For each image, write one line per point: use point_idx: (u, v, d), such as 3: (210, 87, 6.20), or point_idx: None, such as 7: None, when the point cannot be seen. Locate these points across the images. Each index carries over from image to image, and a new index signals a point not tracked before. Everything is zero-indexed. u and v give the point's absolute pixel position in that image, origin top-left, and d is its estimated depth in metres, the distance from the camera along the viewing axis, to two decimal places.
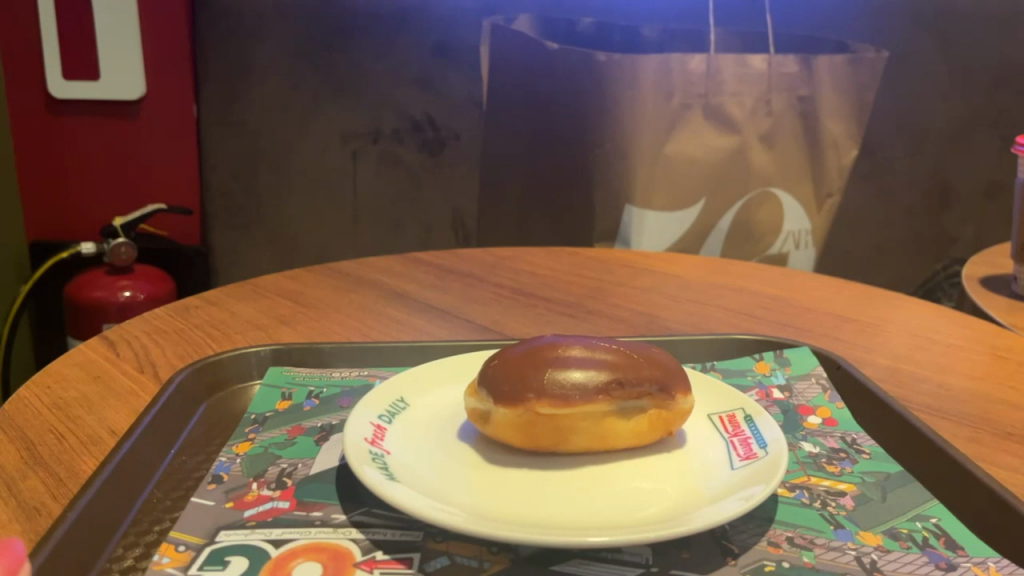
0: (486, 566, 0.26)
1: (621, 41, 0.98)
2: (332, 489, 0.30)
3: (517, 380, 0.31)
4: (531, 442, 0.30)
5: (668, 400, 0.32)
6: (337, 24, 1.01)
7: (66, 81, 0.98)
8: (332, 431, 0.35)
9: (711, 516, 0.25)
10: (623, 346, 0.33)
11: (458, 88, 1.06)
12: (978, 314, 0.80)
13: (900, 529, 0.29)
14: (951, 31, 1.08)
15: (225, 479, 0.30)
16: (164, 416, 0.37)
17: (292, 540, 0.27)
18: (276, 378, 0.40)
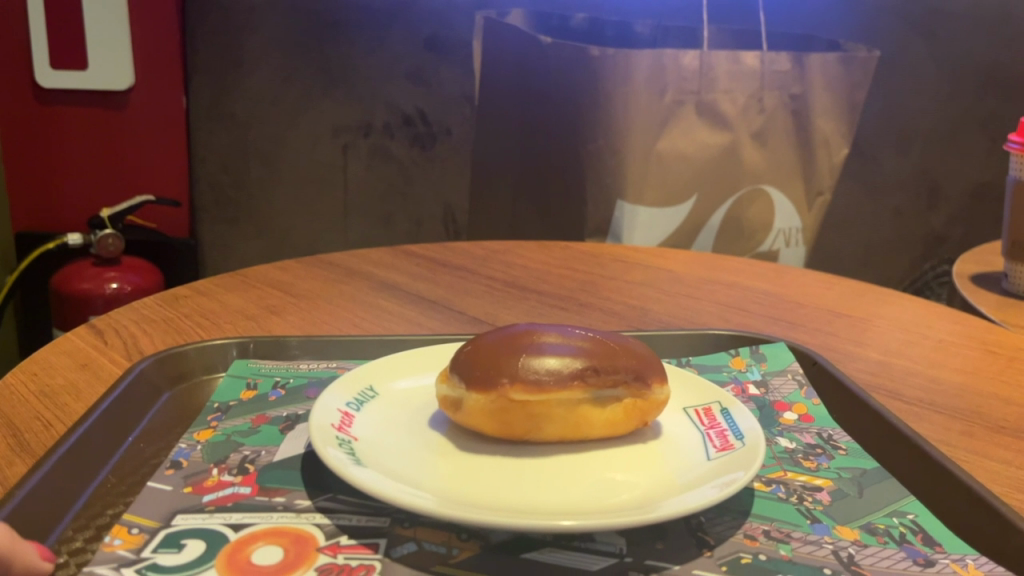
0: (455, 553, 0.26)
1: (613, 36, 0.98)
2: (294, 476, 0.30)
3: (491, 366, 0.31)
4: (503, 428, 0.30)
5: (645, 389, 0.31)
6: (330, 16, 1.01)
7: (55, 71, 0.97)
8: (298, 420, 0.35)
9: (683, 504, 0.25)
10: (600, 334, 0.33)
11: (449, 84, 1.06)
12: (969, 310, 0.80)
13: (878, 524, 0.29)
14: (946, 33, 1.07)
15: (183, 465, 0.30)
16: (123, 402, 0.37)
17: (252, 524, 0.26)
18: (241, 368, 0.39)
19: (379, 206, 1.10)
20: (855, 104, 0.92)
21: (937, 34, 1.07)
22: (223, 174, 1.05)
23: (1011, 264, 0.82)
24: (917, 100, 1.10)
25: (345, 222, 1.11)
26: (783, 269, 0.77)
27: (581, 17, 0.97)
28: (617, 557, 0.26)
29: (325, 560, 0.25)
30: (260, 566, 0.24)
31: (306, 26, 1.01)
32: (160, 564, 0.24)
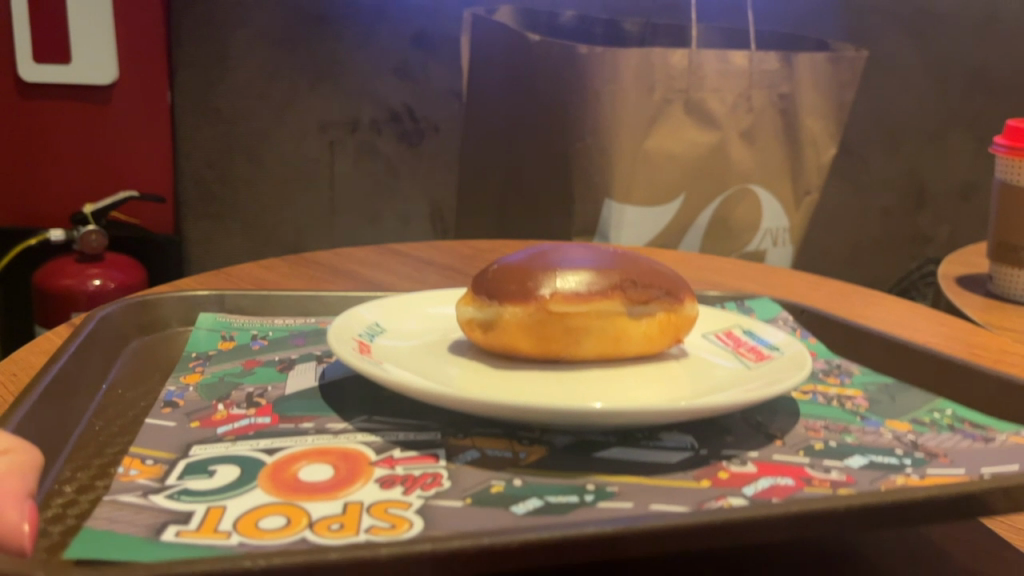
0: (522, 456, 0.27)
1: (602, 34, 0.98)
2: (304, 407, 0.30)
3: (520, 285, 0.33)
4: (543, 344, 0.32)
5: (676, 301, 0.34)
6: (316, 11, 1.00)
7: (36, 65, 0.96)
8: (292, 361, 0.35)
9: (727, 404, 0.27)
10: (621, 255, 0.36)
11: (437, 80, 1.07)
12: (955, 311, 0.80)
13: (923, 417, 0.32)
14: (932, 35, 1.07)
15: (179, 406, 0.30)
16: (93, 342, 0.36)
17: (287, 448, 0.27)
18: (213, 321, 0.38)
19: (365, 204, 1.10)
20: (841, 101, 0.93)
21: (923, 35, 1.07)
22: (208, 169, 1.03)
23: (996, 263, 0.83)
24: (905, 101, 1.10)
25: (329, 221, 1.10)
26: (774, 267, 0.77)
27: (569, 15, 0.97)
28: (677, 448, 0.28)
29: (383, 471, 0.25)
30: (315, 482, 0.25)
31: (291, 21, 1.00)
32: (192, 488, 0.24)
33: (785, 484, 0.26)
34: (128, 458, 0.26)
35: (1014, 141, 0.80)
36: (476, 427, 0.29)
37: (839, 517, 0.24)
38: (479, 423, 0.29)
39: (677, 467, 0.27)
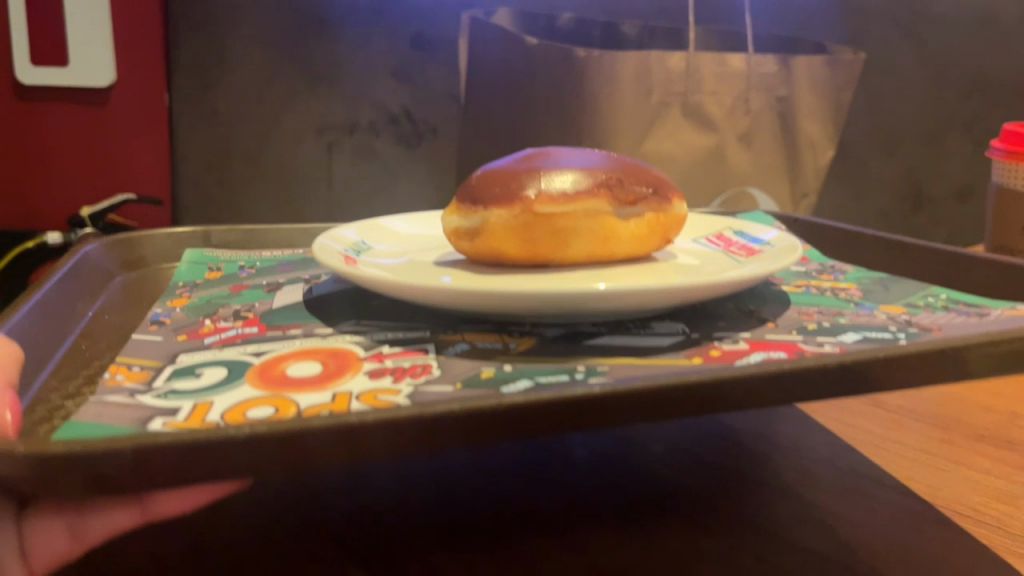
0: (510, 346, 0.31)
1: (600, 37, 0.99)
2: (287, 318, 0.35)
3: (512, 188, 0.38)
4: (531, 242, 0.37)
5: (664, 205, 0.40)
6: (316, 12, 1.00)
7: (33, 68, 0.98)
8: (279, 283, 0.41)
9: (712, 291, 0.32)
10: (611, 158, 0.41)
11: (435, 83, 1.07)
12: None
13: (917, 301, 0.36)
14: (930, 38, 1.08)
15: (167, 321, 0.34)
16: (65, 288, 0.39)
17: (275, 351, 0.30)
18: (198, 257, 0.45)
19: (365, 206, 1.10)
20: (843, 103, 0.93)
21: (921, 37, 1.08)
22: (207, 171, 1.02)
23: None
24: (902, 104, 1.11)
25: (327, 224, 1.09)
26: None
27: (568, 17, 0.97)
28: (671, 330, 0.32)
29: (371, 365, 0.28)
30: (304, 378, 0.27)
31: (290, 21, 1.00)
32: (178, 389, 0.26)
33: (775, 348, 0.29)
34: (117, 367, 0.29)
35: (1011, 145, 0.79)
36: (467, 326, 0.34)
37: (821, 378, 0.28)
38: (481, 319, 0.34)
39: (671, 350, 0.30)
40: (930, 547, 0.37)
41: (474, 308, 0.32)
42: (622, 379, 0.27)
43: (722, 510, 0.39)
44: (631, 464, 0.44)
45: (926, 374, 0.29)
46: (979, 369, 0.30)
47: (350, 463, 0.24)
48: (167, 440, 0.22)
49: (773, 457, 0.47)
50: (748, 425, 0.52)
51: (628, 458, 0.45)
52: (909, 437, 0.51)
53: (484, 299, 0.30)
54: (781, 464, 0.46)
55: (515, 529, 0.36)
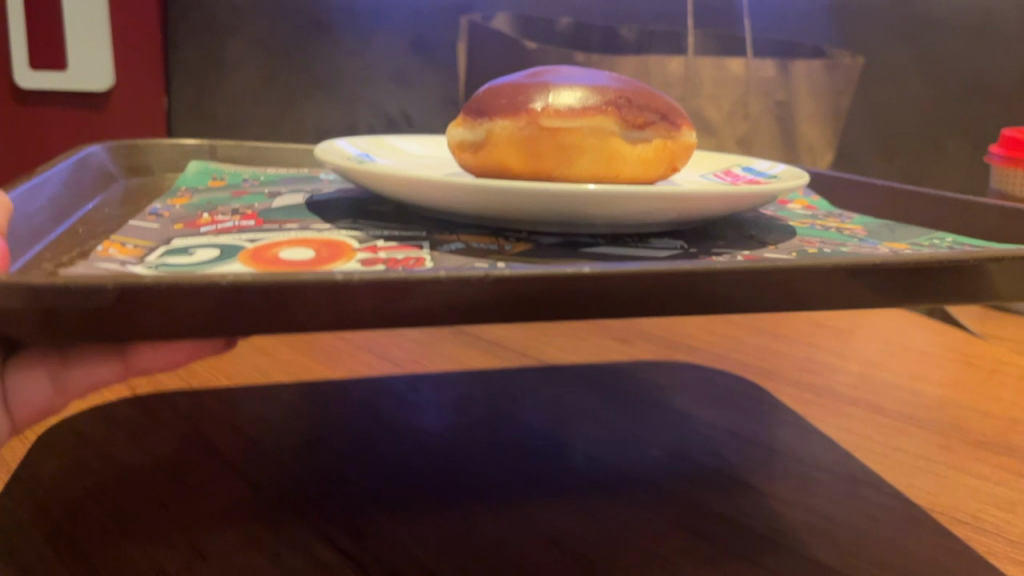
0: (505, 251, 0.31)
1: (600, 41, 1.03)
2: (285, 214, 0.37)
3: (519, 98, 0.38)
4: (534, 154, 0.37)
5: (673, 132, 0.40)
6: (315, 17, 0.99)
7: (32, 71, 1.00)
8: (279, 193, 0.43)
9: (713, 207, 0.32)
10: (624, 79, 0.40)
11: (433, 86, 1.05)
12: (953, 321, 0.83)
13: (921, 244, 0.36)
14: None
15: (166, 213, 0.36)
16: (75, 176, 0.40)
17: (271, 240, 0.31)
18: (204, 169, 0.47)
19: None
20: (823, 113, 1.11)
21: None
22: None
23: None
24: None
25: None
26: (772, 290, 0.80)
27: (567, 21, 1.02)
28: (667, 246, 0.33)
29: (364, 255, 0.29)
30: (294, 262, 0.28)
31: (288, 26, 0.99)
32: (170, 263, 0.28)
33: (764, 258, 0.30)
34: (113, 243, 0.30)
35: (1009, 151, 0.80)
36: (466, 231, 0.34)
37: (807, 278, 0.29)
38: (480, 225, 0.35)
39: (663, 259, 0.30)
40: (928, 555, 0.38)
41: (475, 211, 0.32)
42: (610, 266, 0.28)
43: (738, 533, 0.39)
44: (634, 478, 0.44)
45: (908, 292, 0.30)
46: (953, 289, 0.31)
47: (333, 327, 0.25)
48: (136, 286, 0.23)
49: (774, 465, 0.47)
50: (748, 431, 0.52)
51: (632, 472, 0.45)
52: (911, 444, 0.51)
53: (482, 196, 0.30)
54: (780, 465, 0.47)
55: (540, 552, 0.36)
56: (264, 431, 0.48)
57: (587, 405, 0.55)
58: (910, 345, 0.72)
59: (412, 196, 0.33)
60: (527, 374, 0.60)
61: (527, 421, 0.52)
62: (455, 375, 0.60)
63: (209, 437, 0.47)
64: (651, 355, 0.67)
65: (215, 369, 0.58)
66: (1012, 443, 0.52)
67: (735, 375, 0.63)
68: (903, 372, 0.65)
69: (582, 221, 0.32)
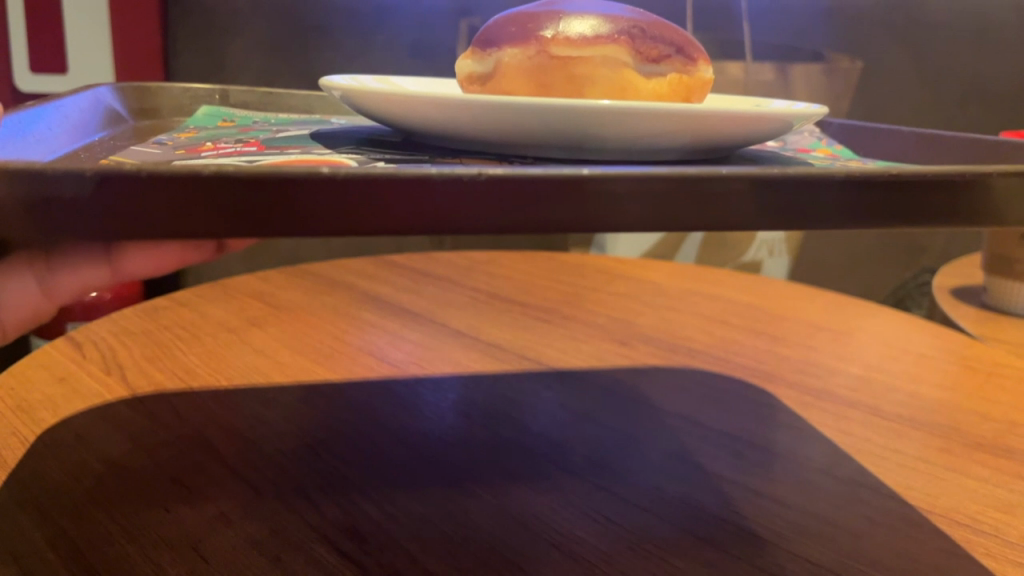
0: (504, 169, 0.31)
1: None
2: (286, 143, 0.36)
3: (529, 26, 0.38)
4: (545, 80, 0.38)
5: (689, 67, 0.39)
6: (315, 21, 1.00)
7: (33, 75, 0.96)
8: (285, 132, 0.43)
9: (726, 132, 0.31)
10: (638, 11, 0.40)
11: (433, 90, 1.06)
12: (951, 323, 0.83)
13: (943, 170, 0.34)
14: (924, 48, 1.08)
15: (171, 143, 0.36)
16: (84, 102, 0.40)
17: (270, 159, 0.31)
18: (216, 113, 0.48)
19: None
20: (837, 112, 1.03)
21: (916, 44, 1.08)
22: None
23: (993, 277, 0.85)
24: (897, 111, 1.12)
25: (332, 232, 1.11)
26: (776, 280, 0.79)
27: None
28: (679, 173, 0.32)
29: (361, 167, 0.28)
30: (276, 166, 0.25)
31: (288, 28, 1.00)
32: None
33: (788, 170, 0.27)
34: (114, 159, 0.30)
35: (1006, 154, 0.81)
36: (468, 156, 0.34)
37: (863, 185, 0.23)
38: (482, 149, 0.34)
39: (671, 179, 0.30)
40: (926, 555, 0.38)
41: (478, 133, 0.32)
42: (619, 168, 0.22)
43: (738, 536, 0.39)
44: (632, 482, 0.44)
45: (963, 210, 0.24)
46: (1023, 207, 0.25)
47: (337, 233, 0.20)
48: (138, 174, 0.18)
49: (774, 467, 0.47)
50: (748, 434, 0.52)
51: (631, 477, 0.44)
52: (910, 446, 0.51)
53: (487, 114, 0.30)
54: (781, 466, 0.47)
55: (535, 556, 0.36)
56: (264, 435, 0.48)
57: (587, 409, 0.55)
58: (908, 347, 0.72)
59: (415, 118, 0.33)
60: (534, 376, 0.61)
61: (527, 426, 0.51)
62: (454, 377, 0.60)
63: (209, 441, 0.47)
64: (654, 355, 0.67)
65: (214, 370, 0.58)
66: (1012, 445, 0.52)
67: (735, 378, 0.63)
68: (901, 375, 0.65)
69: (588, 145, 0.31)
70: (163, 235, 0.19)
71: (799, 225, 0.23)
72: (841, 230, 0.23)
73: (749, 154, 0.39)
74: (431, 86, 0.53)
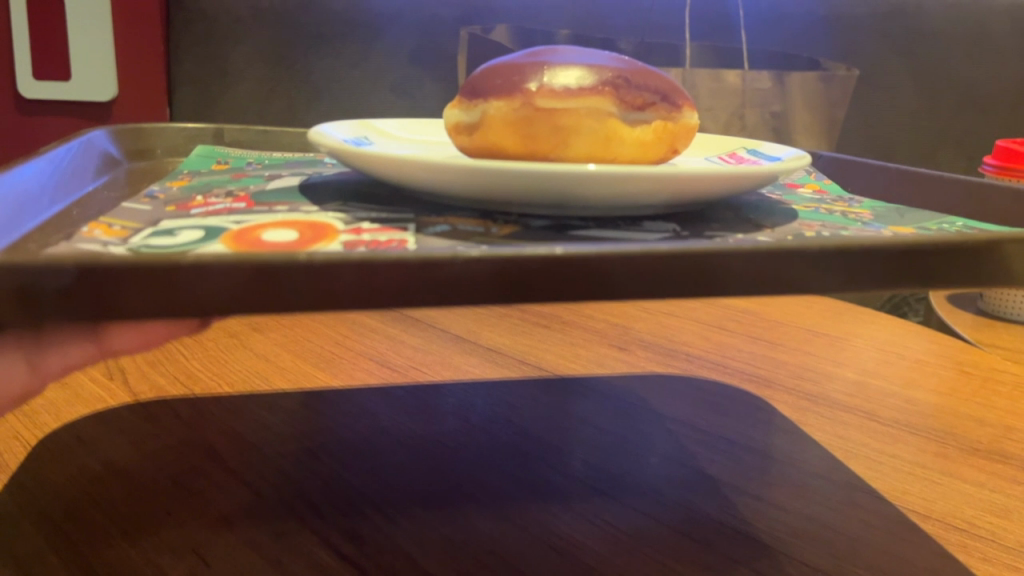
0: (490, 231, 0.31)
1: None
2: (275, 198, 0.36)
3: (514, 79, 0.39)
4: (533, 132, 0.37)
5: (673, 114, 0.40)
6: (315, 32, 1.00)
7: (36, 81, 0.98)
8: (279, 177, 0.43)
9: (711, 188, 0.32)
10: (620, 59, 0.41)
11: (431, 99, 1.06)
12: (947, 329, 0.84)
13: (935, 224, 0.35)
14: (919, 57, 1.10)
15: (160, 197, 0.36)
16: (81, 150, 0.40)
17: (255, 219, 0.30)
18: (209, 153, 0.49)
19: None
20: (834, 120, 1.03)
21: (912, 53, 1.09)
22: None
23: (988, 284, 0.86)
24: (894, 117, 1.12)
25: None
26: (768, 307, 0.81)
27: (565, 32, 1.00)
28: (660, 228, 0.33)
29: (348, 232, 0.28)
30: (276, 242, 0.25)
31: (285, 37, 1.00)
32: (153, 245, 0.25)
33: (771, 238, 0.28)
34: (99, 225, 0.29)
35: (1003, 162, 0.82)
36: (452, 213, 0.34)
37: (830, 258, 0.25)
38: (468, 207, 0.34)
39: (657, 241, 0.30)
40: (923, 559, 0.38)
41: (463, 192, 0.32)
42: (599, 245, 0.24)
43: (738, 540, 0.39)
44: (630, 487, 0.45)
45: (949, 275, 0.26)
46: (1015, 262, 0.27)
47: (312, 311, 0.22)
48: (119, 264, 0.21)
49: (771, 471, 0.47)
50: (747, 439, 0.52)
51: (627, 481, 0.45)
52: (907, 451, 0.52)
53: (471, 175, 0.30)
54: (776, 471, 0.48)
55: (536, 558, 0.37)
56: (264, 437, 0.49)
57: (584, 413, 0.56)
58: (905, 354, 0.73)
59: (399, 176, 0.33)
60: (534, 383, 0.61)
61: (527, 430, 0.52)
62: (454, 382, 0.60)
63: (213, 447, 0.48)
64: (650, 362, 0.67)
65: (215, 375, 0.58)
66: (1008, 452, 0.53)
67: (732, 384, 0.63)
68: (896, 380, 0.66)
69: (571, 203, 0.32)
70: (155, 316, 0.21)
71: (768, 290, 0.25)
72: (820, 290, 0.25)
73: (737, 199, 0.40)
74: (420, 128, 0.54)
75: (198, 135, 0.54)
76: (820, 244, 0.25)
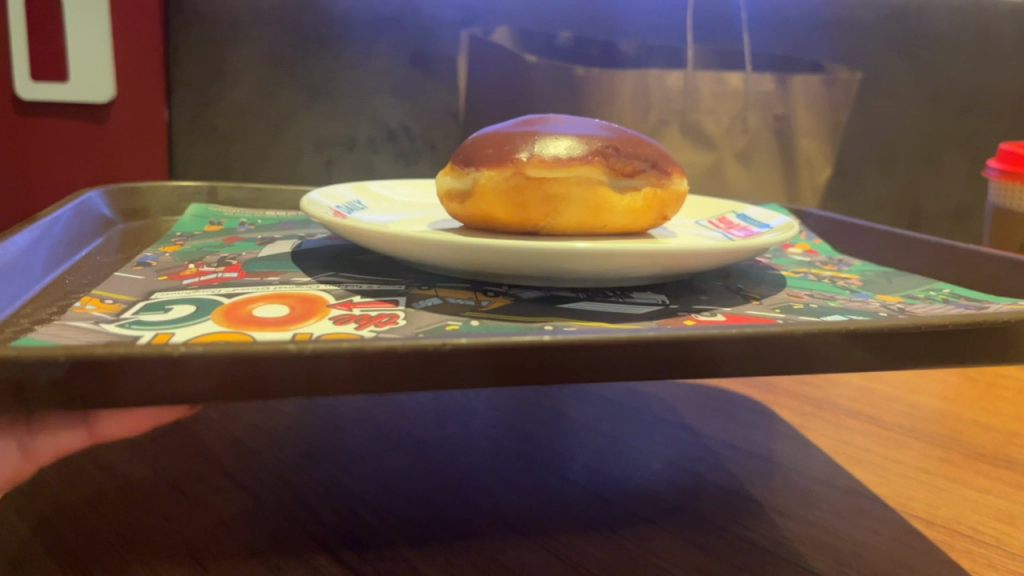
0: (479, 305, 0.31)
1: (599, 55, 1.03)
2: (267, 267, 0.36)
3: (505, 148, 0.39)
4: (522, 200, 0.38)
5: (663, 180, 0.41)
6: (314, 32, 0.96)
7: (33, 83, 0.95)
8: (272, 240, 0.44)
9: (698, 261, 0.32)
10: (610, 128, 0.41)
11: (433, 100, 1.03)
12: None
13: (920, 294, 0.38)
14: (922, 57, 1.09)
15: (153, 265, 0.36)
16: (74, 215, 0.41)
17: (246, 293, 0.31)
18: (203, 211, 0.50)
19: None
20: None
21: (917, 54, 1.09)
22: None
23: None
24: (896, 116, 1.12)
25: None
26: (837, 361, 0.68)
27: (567, 35, 1.01)
28: (649, 301, 0.33)
29: (338, 310, 0.29)
30: (266, 318, 0.27)
31: (291, 43, 0.96)
32: (143, 319, 0.27)
33: (752, 320, 0.30)
34: (91, 298, 0.29)
35: (1007, 165, 0.80)
36: (444, 284, 0.35)
37: (826, 339, 0.28)
38: (458, 278, 0.35)
39: (643, 316, 0.31)
40: (930, 566, 0.38)
41: (453, 265, 0.32)
42: (592, 331, 0.27)
43: (746, 548, 0.38)
44: (629, 490, 0.44)
45: (930, 352, 0.30)
46: (993, 344, 0.30)
47: (306, 395, 0.24)
48: (145, 353, 0.23)
49: (775, 476, 0.47)
50: (749, 444, 0.52)
51: (628, 486, 0.45)
52: (913, 457, 0.51)
53: (457, 251, 0.30)
54: (780, 477, 0.47)
55: (536, 563, 0.36)
56: (263, 443, 0.48)
57: (587, 418, 0.55)
58: None
59: (387, 250, 0.33)
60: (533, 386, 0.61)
61: (528, 434, 0.52)
62: None
63: (211, 451, 0.47)
64: None
65: None
66: (1013, 455, 0.52)
67: (734, 389, 0.63)
68: (900, 385, 0.65)
69: (560, 276, 0.32)
70: (160, 401, 0.23)
71: (750, 369, 0.28)
72: (812, 369, 0.28)
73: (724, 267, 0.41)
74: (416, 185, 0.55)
75: (193, 194, 0.55)
76: (808, 328, 0.28)
